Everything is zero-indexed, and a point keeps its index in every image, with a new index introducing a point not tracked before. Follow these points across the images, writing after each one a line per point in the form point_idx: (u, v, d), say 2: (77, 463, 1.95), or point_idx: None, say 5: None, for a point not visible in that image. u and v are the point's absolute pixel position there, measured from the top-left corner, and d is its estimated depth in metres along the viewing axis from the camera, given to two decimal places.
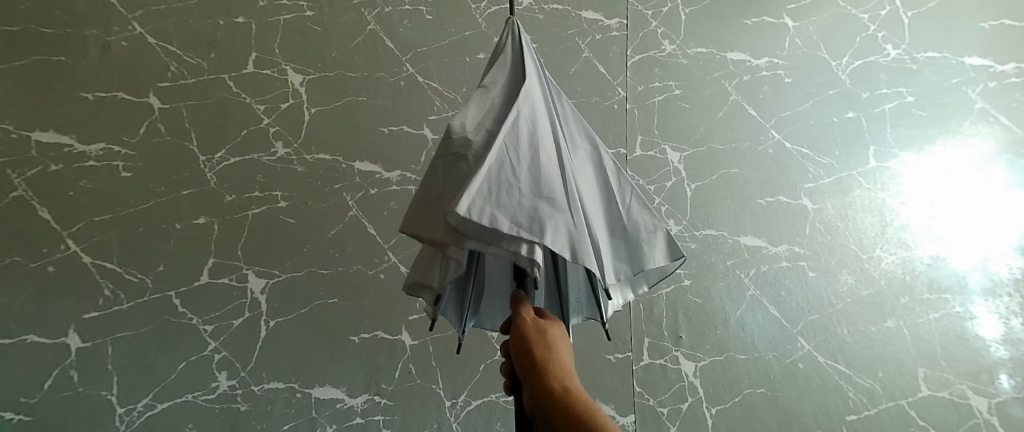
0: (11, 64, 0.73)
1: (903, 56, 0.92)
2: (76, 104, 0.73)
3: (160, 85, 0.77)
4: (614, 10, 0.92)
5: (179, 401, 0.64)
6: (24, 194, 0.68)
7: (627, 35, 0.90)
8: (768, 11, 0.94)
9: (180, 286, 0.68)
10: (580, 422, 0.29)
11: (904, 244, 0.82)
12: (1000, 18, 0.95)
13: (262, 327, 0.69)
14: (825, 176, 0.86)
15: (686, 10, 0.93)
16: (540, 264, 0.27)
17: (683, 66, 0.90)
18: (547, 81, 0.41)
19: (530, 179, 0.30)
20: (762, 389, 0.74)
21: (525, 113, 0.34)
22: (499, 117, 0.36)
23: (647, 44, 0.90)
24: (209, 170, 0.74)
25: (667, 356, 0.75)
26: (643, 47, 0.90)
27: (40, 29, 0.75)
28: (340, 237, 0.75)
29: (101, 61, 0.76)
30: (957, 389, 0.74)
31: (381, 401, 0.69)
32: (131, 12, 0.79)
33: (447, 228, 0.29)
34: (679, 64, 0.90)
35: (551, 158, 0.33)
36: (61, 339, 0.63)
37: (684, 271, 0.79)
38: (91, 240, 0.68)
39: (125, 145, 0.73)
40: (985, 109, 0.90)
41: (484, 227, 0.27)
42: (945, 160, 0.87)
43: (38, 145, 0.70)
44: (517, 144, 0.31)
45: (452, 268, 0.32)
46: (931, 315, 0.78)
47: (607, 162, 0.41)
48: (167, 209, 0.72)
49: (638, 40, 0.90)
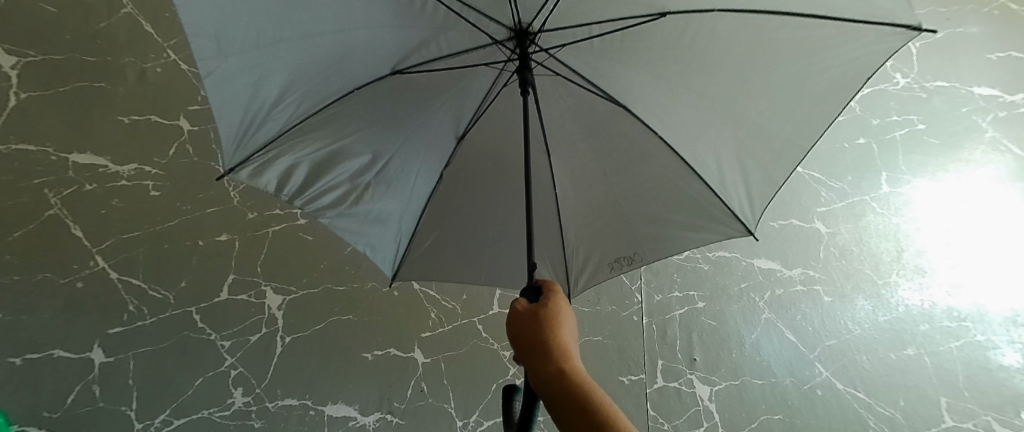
0: (55, 90, 0.77)
1: (912, 84, 0.94)
2: (113, 128, 0.77)
3: (191, 109, 0.82)
4: (847, 130, 0.91)
5: (196, 417, 0.64)
6: (58, 213, 0.71)
7: (834, 165, 0.89)
8: (879, 79, 0.95)
9: (200, 303, 0.70)
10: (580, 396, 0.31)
11: (919, 270, 0.81)
12: (1007, 50, 0.97)
13: (279, 342, 0.70)
14: (837, 200, 0.86)
15: (862, 96, 0.93)
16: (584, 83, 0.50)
17: (843, 151, 0.90)
18: (631, 78, 0.48)
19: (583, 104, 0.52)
20: (779, 415, 0.72)
21: (582, 104, 0.52)
22: (574, 113, 0.53)
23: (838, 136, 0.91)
24: (233, 188, 0.78)
25: (682, 379, 0.74)
26: (838, 159, 0.89)
27: (83, 57, 0.80)
28: (354, 254, 0.78)
29: (138, 88, 0.81)
30: (982, 420, 0.71)
31: (392, 420, 0.68)
32: (167, 40, 0.85)
33: (567, 129, 0.54)
34: (835, 131, 0.91)
35: (634, 82, 0.49)
36: (85, 354, 0.64)
37: (697, 293, 0.80)
38: (118, 257, 0.70)
39: (156, 165, 0.77)
40: (997, 138, 0.90)
41: (577, 110, 0.53)
42: (958, 187, 0.87)
43: (75, 166, 0.74)
44: (585, 118, 0.53)
45: (611, 151, 0.53)
46: (953, 343, 0.77)
47: (694, 86, 0.47)
48: (192, 226, 0.74)
49: (830, 154, 0.90)
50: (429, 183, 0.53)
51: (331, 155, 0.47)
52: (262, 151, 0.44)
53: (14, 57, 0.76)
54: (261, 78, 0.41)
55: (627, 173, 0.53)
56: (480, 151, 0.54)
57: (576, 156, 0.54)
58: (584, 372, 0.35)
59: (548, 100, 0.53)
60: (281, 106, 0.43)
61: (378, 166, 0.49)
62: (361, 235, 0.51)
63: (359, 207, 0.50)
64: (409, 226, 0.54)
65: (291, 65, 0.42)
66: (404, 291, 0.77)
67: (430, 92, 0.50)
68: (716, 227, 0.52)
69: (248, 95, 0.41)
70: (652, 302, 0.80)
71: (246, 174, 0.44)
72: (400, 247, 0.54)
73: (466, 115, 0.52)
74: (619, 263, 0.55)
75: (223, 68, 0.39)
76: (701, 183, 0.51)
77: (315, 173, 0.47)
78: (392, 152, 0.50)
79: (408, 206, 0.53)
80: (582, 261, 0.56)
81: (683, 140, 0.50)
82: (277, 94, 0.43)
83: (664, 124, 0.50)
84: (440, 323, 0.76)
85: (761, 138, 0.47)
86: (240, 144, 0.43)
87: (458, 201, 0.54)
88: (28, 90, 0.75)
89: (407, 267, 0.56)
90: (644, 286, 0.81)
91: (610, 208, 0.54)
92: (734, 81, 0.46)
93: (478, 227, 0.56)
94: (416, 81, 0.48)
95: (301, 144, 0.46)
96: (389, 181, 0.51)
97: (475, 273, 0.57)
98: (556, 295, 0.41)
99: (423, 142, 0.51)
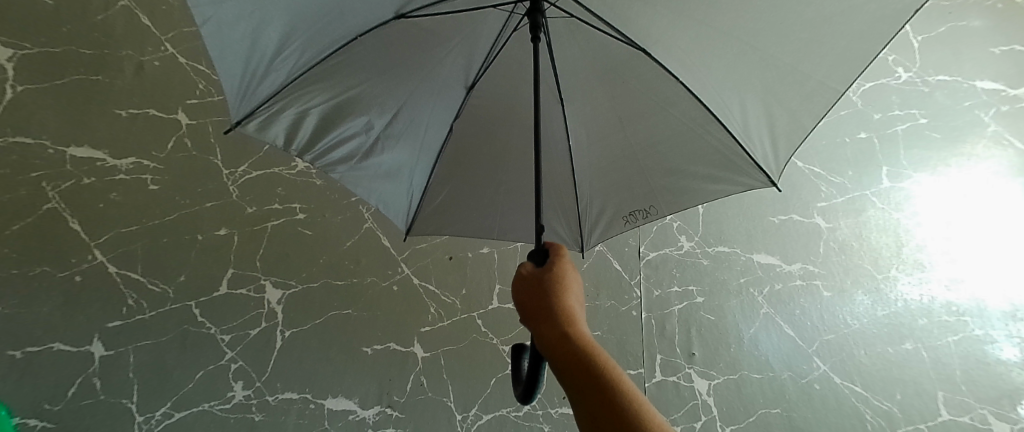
0: (51, 83, 0.76)
1: (915, 78, 0.93)
2: (110, 121, 0.77)
3: (188, 102, 0.81)
4: (848, 124, 0.90)
5: (197, 411, 0.65)
6: (57, 207, 0.70)
7: (834, 159, 0.88)
8: (881, 72, 0.94)
9: (200, 297, 0.70)
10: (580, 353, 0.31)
11: (919, 265, 0.81)
12: (1010, 43, 0.96)
13: (278, 337, 0.70)
14: (838, 195, 0.86)
15: (863, 89, 0.93)
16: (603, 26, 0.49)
17: (843, 145, 0.89)
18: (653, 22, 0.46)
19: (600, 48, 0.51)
20: (777, 409, 0.73)
21: (597, 48, 0.52)
22: (590, 58, 0.52)
23: (839, 130, 0.90)
24: (232, 183, 0.78)
25: (680, 374, 0.74)
26: (838, 153, 0.89)
27: (80, 50, 0.79)
28: (353, 248, 0.78)
29: (135, 80, 0.80)
30: (977, 414, 0.72)
31: (392, 413, 0.69)
32: (164, 33, 0.84)
33: (581, 75, 0.53)
34: (836, 123, 0.90)
35: (656, 25, 0.46)
36: (85, 347, 0.65)
37: (696, 288, 0.80)
38: (117, 250, 0.70)
39: (154, 159, 0.76)
40: (999, 132, 0.89)
41: (593, 54, 0.52)
42: (959, 182, 0.86)
43: (73, 159, 0.73)
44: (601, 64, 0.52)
45: (627, 99, 0.53)
46: (950, 338, 0.77)
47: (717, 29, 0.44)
48: (191, 219, 0.74)
49: (830, 148, 0.89)
50: (440, 137, 0.55)
51: (338, 111, 0.48)
52: (265, 105, 0.44)
53: (10, 50, 0.75)
54: (260, 24, 0.40)
55: (642, 123, 0.53)
56: (490, 101, 0.55)
57: (590, 104, 0.54)
58: (586, 334, 0.35)
59: (563, 44, 0.52)
60: (285, 54, 0.43)
61: (387, 118, 0.50)
62: (374, 190, 0.53)
63: (370, 161, 0.51)
64: (417, 182, 0.55)
65: (288, 12, 0.41)
66: (404, 285, 0.77)
67: (438, 41, 0.50)
68: (737, 178, 0.52)
69: (249, 44, 0.41)
70: (652, 296, 0.80)
71: (254, 128, 0.45)
72: (411, 203, 0.56)
73: (476, 63, 0.53)
74: (634, 217, 0.56)
75: (220, 15, 0.38)
76: (723, 130, 0.50)
77: (324, 126, 0.48)
78: (398, 106, 0.50)
79: (419, 160, 0.54)
80: (596, 214, 0.58)
81: (705, 85, 0.48)
82: (279, 42, 0.42)
83: (687, 67, 0.48)
84: (440, 318, 0.76)
85: (792, 82, 0.45)
86: (243, 99, 0.43)
87: (468, 155, 0.56)
88: (26, 83, 0.75)
89: (422, 222, 0.58)
90: (643, 281, 0.81)
91: (625, 160, 0.55)
92: (760, 26, 0.43)
93: (487, 180, 0.57)
94: (423, 25, 0.48)
95: (307, 95, 0.46)
96: (397, 136, 0.51)
97: (487, 227, 0.58)
98: (564, 265, 0.42)
99: (432, 93, 0.52)
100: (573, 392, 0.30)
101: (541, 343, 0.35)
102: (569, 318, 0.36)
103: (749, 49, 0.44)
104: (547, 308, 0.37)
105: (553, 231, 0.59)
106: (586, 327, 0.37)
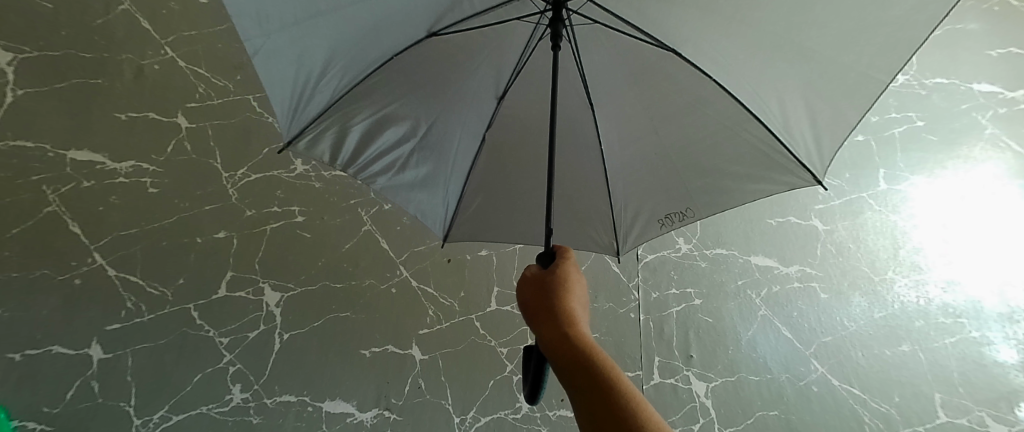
0: (52, 87, 0.76)
1: (912, 81, 0.94)
2: (110, 124, 0.77)
3: (188, 106, 0.81)
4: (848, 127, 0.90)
5: (194, 413, 0.65)
6: (57, 210, 0.71)
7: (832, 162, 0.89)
8: None
9: (198, 300, 0.70)
10: (581, 354, 0.32)
11: (917, 266, 0.82)
12: (1007, 46, 0.97)
13: (277, 339, 0.70)
14: (835, 197, 0.86)
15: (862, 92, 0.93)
16: (632, 31, 0.50)
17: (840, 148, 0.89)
18: (676, 30, 0.47)
19: (628, 53, 0.52)
20: (775, 411, 0.73)
21: (624, 54, 0.52)
22: (618, 64, 0.53)
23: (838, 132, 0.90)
24: (231, 186, 0.78)
25: (678, 376, 0.74)
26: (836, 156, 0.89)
27: (80, 53, 0.79)
28: (353, 250, 0.78)
29: (136, 84, 0.80)
30: (975, 416, 0.72)
31: (391, 416, 0.69)
32: (164, 37, 0.84)
33: (610, 82, 0.54)
34: None
35: (678, 32, 0.48)
36: (85, 350, 0.65)
37: (695, 291, 0.80)
38: (117, 253, 0.70)
39: (154, 163, 0.77)
40: (996, 134, 0.90)
41: (622, 60, 0.52)
42: (956, 184, 0.87)
43: (73, 163, 0.73)
44: (628, 71, 0.53)
45: (655, 105, 0.53)
46: (947, 340, 0.77)
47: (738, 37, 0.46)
48: (190, 223, 0.74)
49: None
50: (473, 148, 0.55)
51: (375, 125, 0.50)
52: (312, 123, 0.48)
53: (11, 54, 0.76)
54: (303, 51, 0.44)
55: (673, 129, 0.53)
56: (518, 113, 0.55)
57: (620, 110, 0.54)
58: (587, 333, 0.35)
59: (589, 51, 0.53)
60: (327, 76, 0.46)
61: (421, 132, 0.52)
62: (412, 200, 0.56)
63: (407, 173, 0.54)
64: (450, 195, 0.57)
65: (328, 43, 0.44)
66: (403, 288, 0.77)
67: (468, 52, 0.51)
68: (778, 176, 0.53)
69: (294, 70, 0.45)
70: (651, 299, 0.80)
71: (304, 146, 0.49)
72: (448, 213, 0.58)
73: (505, 71, 0.53)
74: (670, 219, 0.57)
75: (267, 46, 0.42)
76: (762, 128, 0.51)
77: (365, 140, 0.51)
78: (432, 121, 0.52)
79: (454, 170, 0.56)
80: (632, 219, 0.58)
81: (734, 89, 0.49)
82: (323, 64, 0.45)
83: (721, 70, 0.48)
84: (438, 320, 0.76)
85: (835, 75, 0.45)
86: (292, 120, 0.47)
87: (499, 167, 0.57)
88: (27, 87, 0.75)
89: (457, 230, 0.59)
90: (642, 284, 0.81)
91: (659, 163, 0.55)
92: (782, 38, 0.44)
93: (518, 190, 0.57)
94: (453, 41, 0.50)
95: (350, 112, 0.49)
96: (431, 148, 0.54)
97: (521, 234, 0.58)
98: (569, 268, 0.42)
99: (463, 105, 0.53)
100: (575, 391, 0.30)
101: (541, 341, 0.36)
102: (572, 319, 0.37)
103: (774, 57, 0.46)
104: (552, 310, 0.37)
105: (587, 238, 0.60)
106: (588, 328, 0.37)
